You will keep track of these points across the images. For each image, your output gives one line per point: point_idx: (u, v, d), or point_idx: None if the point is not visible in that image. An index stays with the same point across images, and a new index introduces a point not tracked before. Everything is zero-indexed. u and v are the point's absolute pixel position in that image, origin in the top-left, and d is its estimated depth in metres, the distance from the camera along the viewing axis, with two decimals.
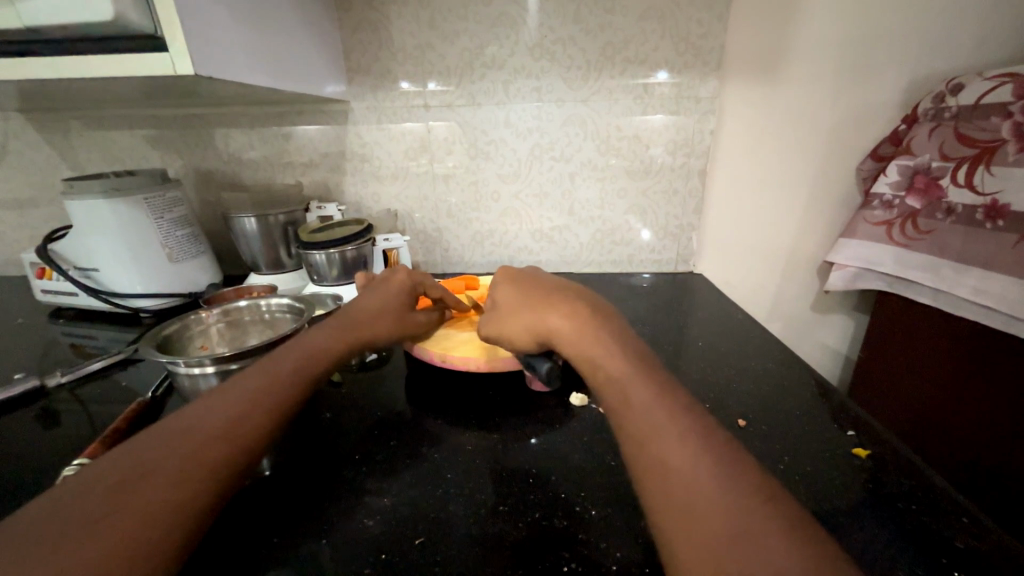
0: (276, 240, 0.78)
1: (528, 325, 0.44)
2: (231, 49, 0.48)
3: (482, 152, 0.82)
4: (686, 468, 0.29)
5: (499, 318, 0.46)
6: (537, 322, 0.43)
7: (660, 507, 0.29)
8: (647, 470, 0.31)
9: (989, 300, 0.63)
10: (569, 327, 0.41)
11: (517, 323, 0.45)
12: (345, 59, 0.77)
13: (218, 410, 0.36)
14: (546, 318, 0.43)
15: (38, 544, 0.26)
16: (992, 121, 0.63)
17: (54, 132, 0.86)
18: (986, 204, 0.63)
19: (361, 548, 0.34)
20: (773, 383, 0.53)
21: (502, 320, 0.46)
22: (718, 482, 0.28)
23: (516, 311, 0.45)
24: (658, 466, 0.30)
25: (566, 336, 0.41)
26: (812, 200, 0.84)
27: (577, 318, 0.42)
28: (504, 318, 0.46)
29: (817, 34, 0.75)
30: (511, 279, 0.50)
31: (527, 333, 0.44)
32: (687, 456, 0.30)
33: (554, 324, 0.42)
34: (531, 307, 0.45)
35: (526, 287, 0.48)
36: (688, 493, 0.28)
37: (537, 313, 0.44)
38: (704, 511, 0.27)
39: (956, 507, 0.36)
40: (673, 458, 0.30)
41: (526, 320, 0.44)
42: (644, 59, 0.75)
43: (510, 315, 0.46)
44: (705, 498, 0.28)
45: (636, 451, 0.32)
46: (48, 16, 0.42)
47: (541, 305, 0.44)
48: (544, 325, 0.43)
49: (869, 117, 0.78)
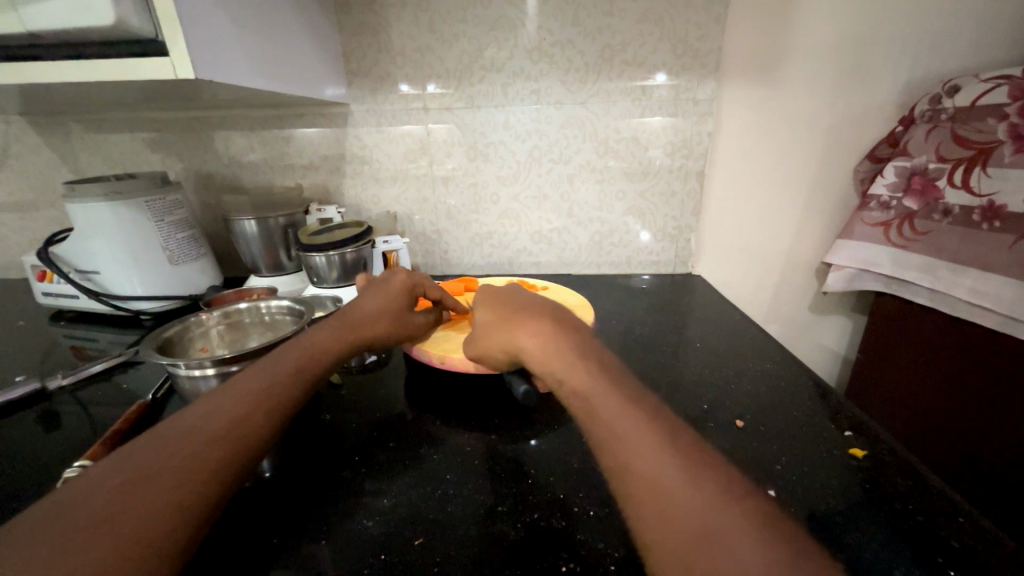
0: (276, 242, 0.78)
1: (501, 344, 0.44)
2: (232, 54, 0.49)
3: (481, 154, 0.83)
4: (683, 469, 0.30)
5: (481, 337, 0.48)
6: (509, 341, 0.43)
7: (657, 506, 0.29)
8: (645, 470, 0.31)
9: (986, 300, 0.63)
10: (533, 345, 0.41)
11: (494, 342, 0.45)
12: (345, 62, 0.77)
13: (221, 410, 0.36)
14: (515, 336, 0.43)
15: (42, 544, 0.26)
16: (987, 123, 0.64)
17: (56, 135, 0.86)
18: (983, 205, 0.64)
19: (361, 548, 0.34)
20: (772, 384, 0.54)
21: (483, 339, 0.47)
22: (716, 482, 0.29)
23: (492, 328, 0.46)
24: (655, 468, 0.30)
25: (533, 355, 0.40)
26: (809, 201, 0.84)
27: (540, 335, 0.41)
28: (484, 337, 0.47)
29: (814, 36, 0.75)
30: (488, 295, 0.50)
31: (503, 351, 0.44)
32: (685, 457, 0.30)
33: (521, 342, 0.42)
34: (502, 326, 0.45)
35: (500, 303, 0.48)
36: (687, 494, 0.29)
37: (507, 332, 0.44)
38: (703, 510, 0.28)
39: (951, 507, 0.36)
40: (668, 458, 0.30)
41: (499, 339, 0.44)
42: (642, 61, 0.75)
43: (488, 333, 0.46)
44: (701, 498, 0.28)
45: None
46: (49, 21, 0.42)
47: (509, 323, 0.44)
48: (514, 344, 0.43)
49: (866, 119, 0.78)
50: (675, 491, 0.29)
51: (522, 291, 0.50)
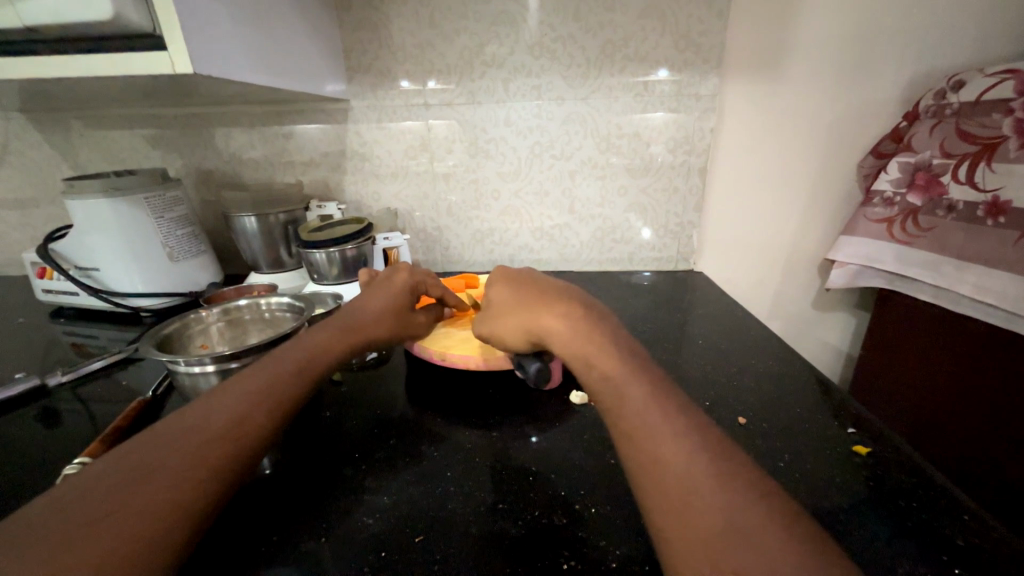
0: (277, 239, 0.78)
1: (522, 324, 0.43)
2: (231, 48, 0.48)
3: (482, 150, 0.82)
4: (685, 467, 0.29)
5: (496, 316, 0.47)
6: (531, 321, 0.43)
7: (661, 503, 0.29)
8: (648, 467, 0.30)
9: (991, 297, 0.63)
10: (562, 326, 0.40)
11: (513, 321, 0.44)
12: (345, 57, 0.77)
13: (222, 408, 0.36)
14: (540, 317, 0.42)
15: (41, 542, 0.26)
16: (993, 117, 0.63)
17: (55, 132, 0.86)
18: (988, 201, 0.63)
19: (361, 545, 0.34)
20: (774, 380, 0.53)
21: (498, 318, 0.46)
22: (719, 480, 0.28)
23: (512, 309, 0.45)
24: (657, 465, 0.30)
25: (559, 337, 0.40)
26: (812, 197, 0.84)
27: (571, 318, 0.41)
28: (500, 316, 0.46)
29: (818, 30, 0.74)
30: (505, 277, 0.50)
31: (521, 331, 0.44)
32: (685, 454, 0.30)
33: (548, 322, 0.41)
34: (526, 307, 0.44)
35: (521, 285, 0.47)
36: (691, 491, 0.28)
37: (532, 312, 0.43)
38: (707, 508, 0.27)
39: (956, 504, 0.36)
40: (670, 455, 0.30)
41: (521, 319, 0.44)
42: (644, 57, 0.75)
43: (507, 314, 0.46)
44: (704, 495, 0.28)
45: (634, 449, 0.32)
46: (47, 15, 0.41)
47: (534, 305, 0.44)
48: (537, 324, 0.42)
49: (870, 114, 0.78)
50: (681, 490, 0.28)
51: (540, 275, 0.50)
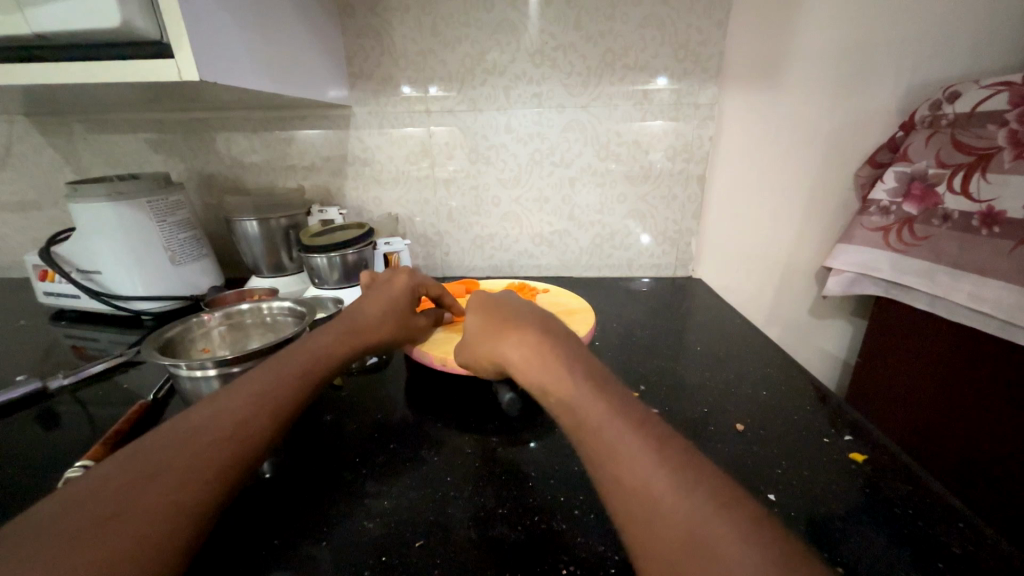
0: (278, 243, 0.79)
1: (484, 352, 0.45)
2: (236, 57, 0.49)
3: (483, 157, 0.83)
4: (640, 478, 0.30)
5: (467, 344, 0.49)
6: (491, 349, 0.44)
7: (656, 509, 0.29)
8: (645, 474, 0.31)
9: (986, 306, 0.63)
10: (514, 354, 0.41)
11: (478, 349, 0.46)
12: (348, 64, 0.77)
13: (226, 411, 0.36)
14: (496, 344, 0.44)
15: (47, 543, 0.27)
16: (988, 129, 0.64)
17: (58, 135, 0.86)
18: (982, 211, 0.64)
19: (361, 549, 0.34)
20: (772, 388, 0.54)
21: (468, 346, 0.48)
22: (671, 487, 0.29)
23: (476, 336, 0.47)
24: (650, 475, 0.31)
25: (514, 363, 0.41)
26: (810, 205, 0.84)
27: (522, 343, 0.42)
28: (468, 344, 0.48)
29: (815, 41, 0.75)
30: (477, 301, 0.51)
31: (485, 359, 0.46)
32: (641, 467, 0.30)
33: (503, 350, 0.43)
34: (485, 334, 0.46)
35: (490, 310, 0.48)
36: (648, 500, 0.29)
37: (490, 340, 0.45)
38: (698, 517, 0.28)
39: (951, 512, 0.36)
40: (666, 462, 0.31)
41: (482, 346, 0.46)
42: (644, 65, 0.76)
43: (473, 341, 0.47)
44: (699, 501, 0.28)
45: None
46: (54, 22, 0.42)
47: (492, 331, 0.45)
48: (495, 352, 0.44)
49: (866, 124, 0.78)
50: (653, 493, 0.29)
51: (510, 298, 0.50)
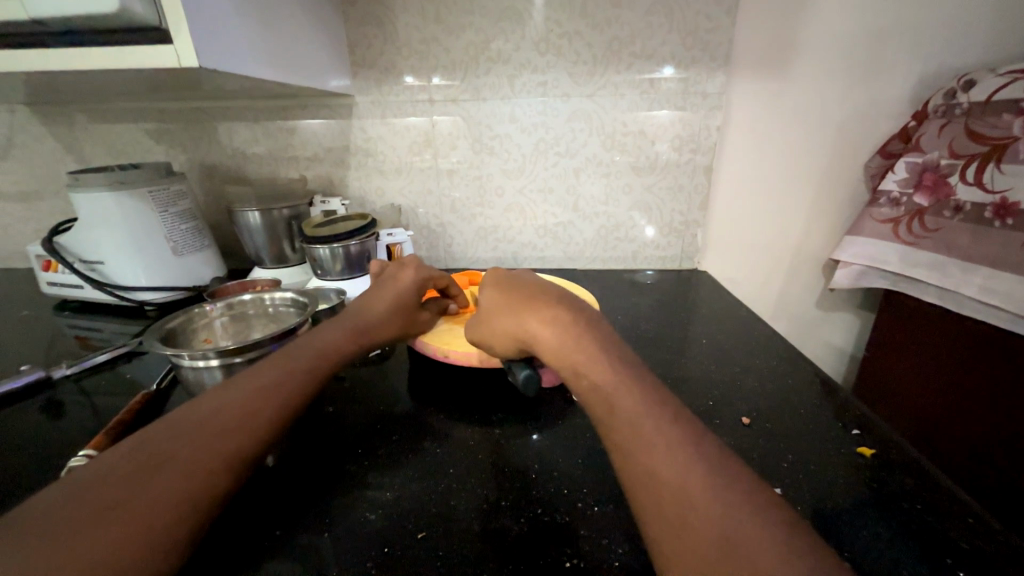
0: (280, 234, 0.78)
1: (509, 330, 0.44)
2: (236, 44, 0.48)
3: (486, 147, 0.82)
4: (676, 476, 0.29)
5: (486, 322, 0.48)
6: (518, 327, 0.43)
7: (654, 511, 0.29)
8: (640, 475, 0.31)
9: (997, 299, 0.62)
10: (547, 333, 0.41)
11: (501, 328, 0.45)
12: (350, 52, 0.76)
13: (232, 403, 0.36)
14: (525, 323, 0.42)
15: (50, 536, 0.26)
16: (1004, 118, 0.62)
17: (60, 125, 0.86)
18: (995, 202, 0.63)
19: (363, 540, 0.34)
20: (779, 381, 0.53)
21: (488, 325, 0.47)
22: (712, 490, 0.28)
23: (500, 315, 0.46)
24: (649, 476, 0.30)
25: (545, 343, 0.40)
26: (819, 196, 0.83)
27: (556, 323, 0.41)
28: (489, 323, 0.47)
29: (827, 28, 0.74)
30: (498, 281, 0.50)
31: (508, 337, 0.45)
32: (681, 464, 0.30)
33: (533, 329, 0.42)
34: (514, 312, 0.44)
35: (512, 289, 0.48)
36: (682, 494, 0.29)
37: (518, 319, 0.43)
38: (699, 513, 0.28)
39: (961, 507, 0.36)
40: (663, 464, 0.30)
41: (508, 325, 0.44)
42: (651, 54, 0.74)
43: (495, 319, 0.46)
44: (696, 500, 0.28)
45: (626, 461, 0.32)
46: (51, 7, 0.41)
47: (522, 309, 0.44)
48: (524, 329, 0.43)
49: (878, 114, 0.77)
50: (692, 494, 0.28)
51: (532, 279, 0.50)
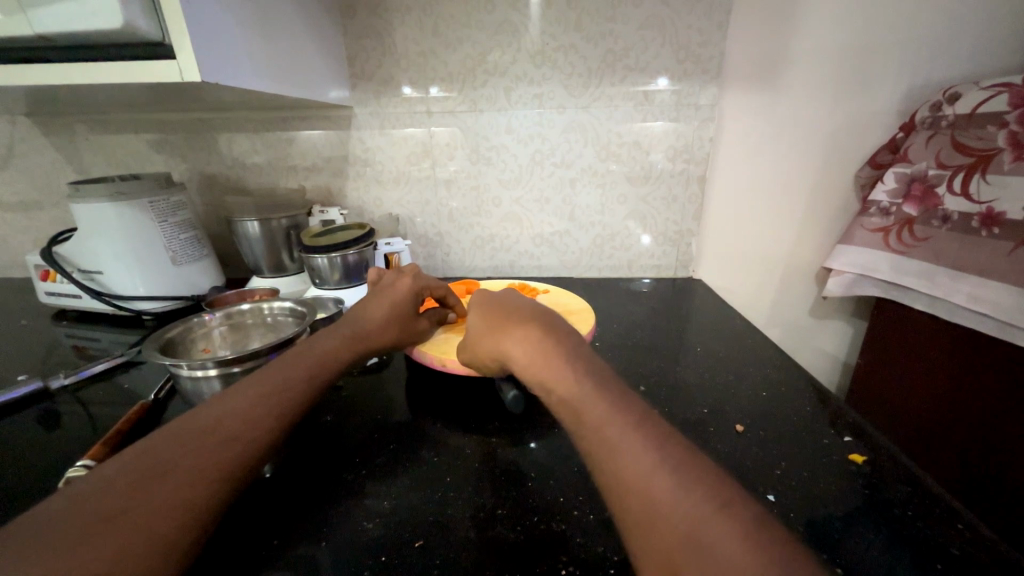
0: (279, 243, 0.79)
1: (487, 350, 0.45)
2: (238, 59, 0.49)
3: (484, 157, 0.83)
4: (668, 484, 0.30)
5: (469, 342, 0.49)
6: (495, 347, 0.44)
7: (632, 517, 0.29)
8: (618, 483, 0.31)
9: (986, 307, 0.63)
10: (518, 351, 0.41)
11: (481, 346, 0.46)
12: (349, 65, 0.78)
13: (232, 411, 0.36)
14: (499, 342, 0.43)
15: (54, 543, 0.26)
16: (988, 130, 0.64)
17: (61, 136, 0.87)
18: (982, 212, 0.64)
19: (360, 549, 0.34)
20: (773, 388, 0.54)
21: (472, 343, 0.48)
22: (687, 494, 0.28)
23: (478, 333, 0.47)
24: (624, 481, 0.30)
25: (518, 361, 0.41)
26: (810, 205, 0.84)
27: (526, 341, 0.41)
28: (472, 342, 0.48)
29: (815, 42, 0.75)
30: (479, 298, 0.51)
31: (489, 357, 0.45)
32: (653, 471, 0.30)
33: (507, 348, 0.42)
34: (489, 331, 0.45)
35: (488, 307, 0.48)
36: (653, 502, 0.29)
37: (493, 338, 0.44)
38: (675, 518, 0.28)
39: (951, 513, 0.36)
40: (637, 470, 0.30)
41: (485, 344, 0.45)
42: (645, 66, 0.76)
43: (476, 338, 0.47)
44: (670, 509, 0.28)
45: (602, 468, 0.32)
46: (57, 24, 0.42)
47: (497, 328, 0.45)
48: (499, 349, 0.43)
49: (866, 126, 0.78)
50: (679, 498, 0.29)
51: (512, 294, 0.50)
